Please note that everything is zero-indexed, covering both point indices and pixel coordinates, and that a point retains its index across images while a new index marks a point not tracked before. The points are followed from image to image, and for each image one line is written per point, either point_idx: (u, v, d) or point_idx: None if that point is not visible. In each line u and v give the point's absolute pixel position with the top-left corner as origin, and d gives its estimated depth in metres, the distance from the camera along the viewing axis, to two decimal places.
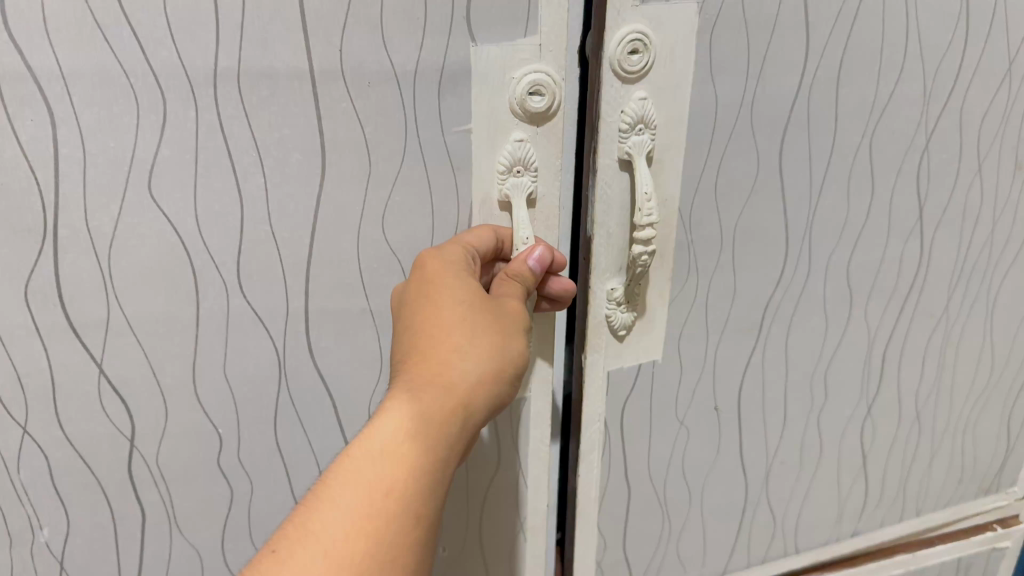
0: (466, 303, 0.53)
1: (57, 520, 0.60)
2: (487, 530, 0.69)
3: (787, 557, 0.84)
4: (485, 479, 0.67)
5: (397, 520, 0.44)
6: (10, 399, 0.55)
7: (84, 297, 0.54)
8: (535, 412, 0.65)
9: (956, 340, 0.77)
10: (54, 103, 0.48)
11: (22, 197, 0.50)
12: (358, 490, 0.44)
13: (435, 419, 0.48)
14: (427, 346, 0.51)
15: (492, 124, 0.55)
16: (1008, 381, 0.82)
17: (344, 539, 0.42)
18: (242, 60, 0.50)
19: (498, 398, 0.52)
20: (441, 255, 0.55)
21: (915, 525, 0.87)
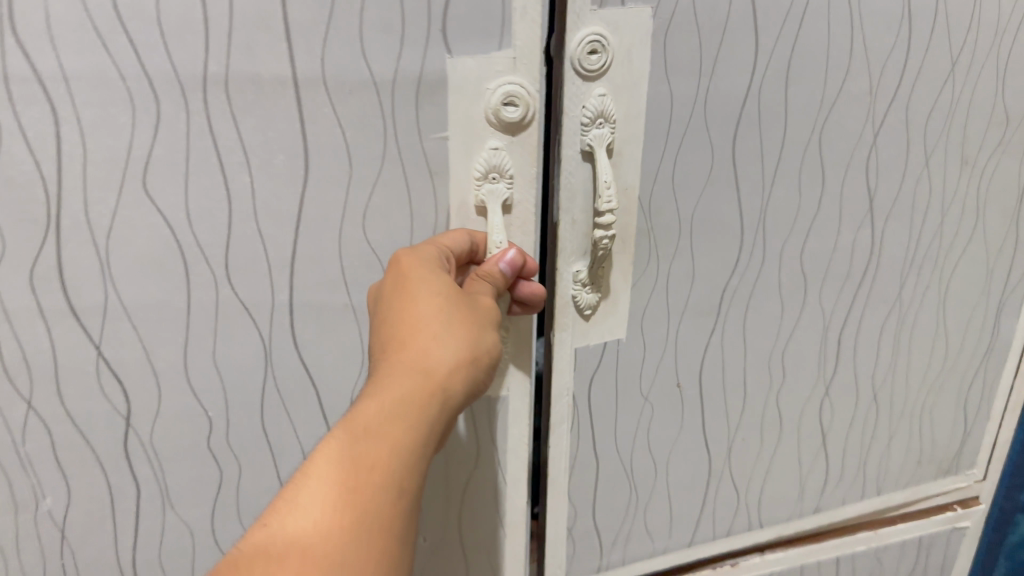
0: (443, 294, 0.55)
1: (58, 490, 0.64)
2: (468, 523, 0.71)
3: (752, 532, 0.84)
4: (465, 471, 0.69)
5: (383, 494, 0.46)
6: (17, 373, 0.59)
7: (84, 282, 0.58)
8: (514, 411, 0.67)
9: (910, 327, 0.79)
10: (57, 102, 0.53)
11: (27, 187, 0.54)
12: (346, 468, 0.46)
13: (415, 400, 0.50)
14: (406, 334, 0.53)
15: (468, 132, 0.57)
16: (964, 368, 0.84)
17: (335, 509, 0.44)
18: (229, 66, 0.54)
19: (477, 382, 0.54)
20: (416, 253, 0.57)
21: (879, 504, 0.89)
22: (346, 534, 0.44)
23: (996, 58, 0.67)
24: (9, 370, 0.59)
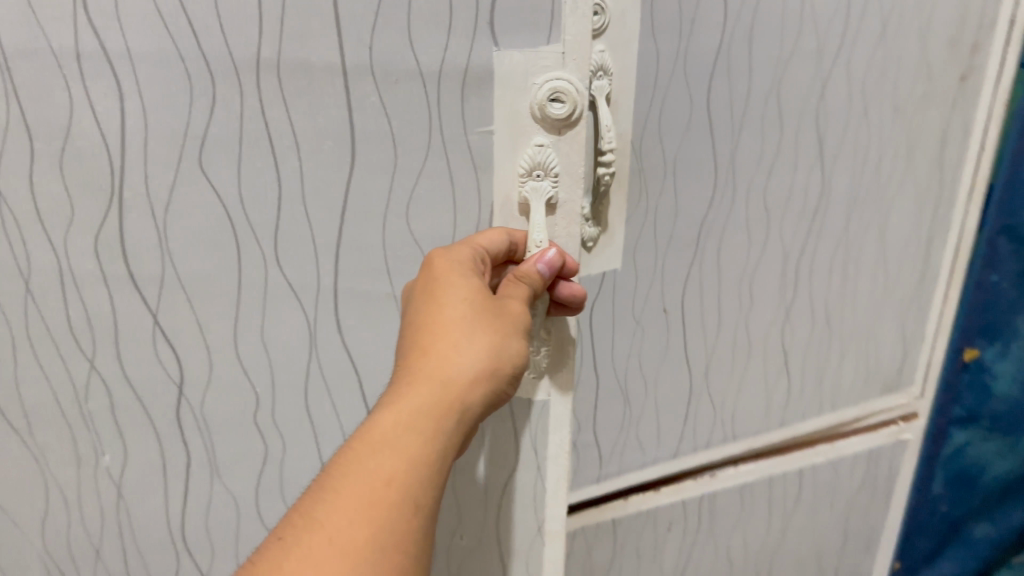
0: (470, 301, 0.54)
1: (115, 448, 0.67)
2: (506, 528, 0.68)
3: (727, 444, 0.87)
4: (504, 472, 0.66)
5: (397, 509, 0.44)
6: (81, 333, 0.63)
7: (144, 254, 0.61)
8: (556, 415, 0.64)
9: (857, 256, 0.85)
10: (122, 78, 0.56)
11: (93, 159, 0.58)
12: (363, 481, 0.45)
13: (434, 411, 0.48)
14: (429, 341, 0.52)
15: (514, 127, 0.56)
16: (897, 305, 0.91)
17: (351, 525, 0.43)
18: (282, 51, 0.55)
19: (501, 391, 0.52)
20: (448, 255, 0.56)
21: (837, 419, 0.94)
22: (360, 550, 0.42)
23: (920, 16, 0.75)
24: (75, 330, 0.63)
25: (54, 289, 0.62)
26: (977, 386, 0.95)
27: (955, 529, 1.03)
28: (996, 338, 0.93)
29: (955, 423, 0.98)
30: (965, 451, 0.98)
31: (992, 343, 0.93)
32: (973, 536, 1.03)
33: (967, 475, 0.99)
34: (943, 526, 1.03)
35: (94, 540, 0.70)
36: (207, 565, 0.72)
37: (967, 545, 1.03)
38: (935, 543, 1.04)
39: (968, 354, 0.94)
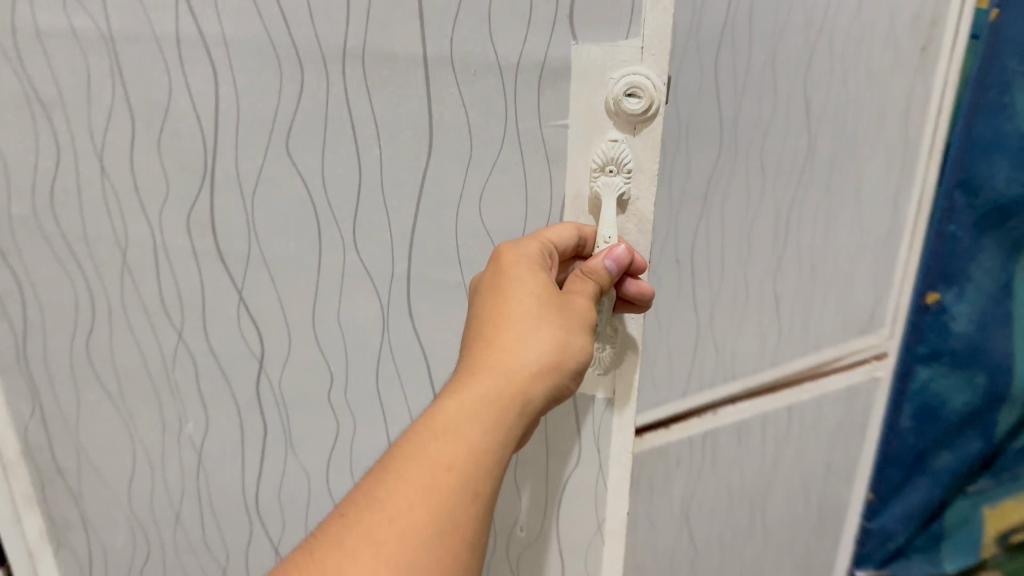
0: (537, 296, 0.53)
1: (198, 416, 0.70)
2: (565, 521, 0.68)
3: (723, 384, 0.75)
4: (563, 466, 0.66)
5: (457, 496, 0.43)
6: (172, 304, 0.67)
7: (232, 233, 0.64)
8: (619, 417, 0.63)
9: (833, 224, 0.71)
10: (218, 64, 0.59)
11: (190, 140, 0.62)
12: (423, 465, 0.44)
13: (496, 402, 0.47)
14: (494, 334, 0.51)
15: (589, 122, 0.56)
16: (871, 253, 0.73)
17: (410, 506, 0.42)
18: (367, 42, 0.57)
19: (564, 385, 0.51)
20: (517, 249, 0.55)
21: (819, 359, 0.77)
22: (417, 533, 0.41)
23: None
24: (167, 301, 0.67)
25: (150, 259, 0.66)
26: (934, 330, 0.76)
27: (923, 459, 0.82)
28: (954, 283, 0.74)
29: (918, 359, 0.78)
30: (928, 387, 0.79)
31: (952, 284, 0.74)
32: (936, 467, 0.82)
33: (930, 409, 0.79)
34: (912, 457, 0.82)
35: (175, 502, 0.74)
36: (277, 538, 0.74)
37: (935, 481, 0.82)
38: (903, 476, 0.84)
39: (929, 298, 0.75)
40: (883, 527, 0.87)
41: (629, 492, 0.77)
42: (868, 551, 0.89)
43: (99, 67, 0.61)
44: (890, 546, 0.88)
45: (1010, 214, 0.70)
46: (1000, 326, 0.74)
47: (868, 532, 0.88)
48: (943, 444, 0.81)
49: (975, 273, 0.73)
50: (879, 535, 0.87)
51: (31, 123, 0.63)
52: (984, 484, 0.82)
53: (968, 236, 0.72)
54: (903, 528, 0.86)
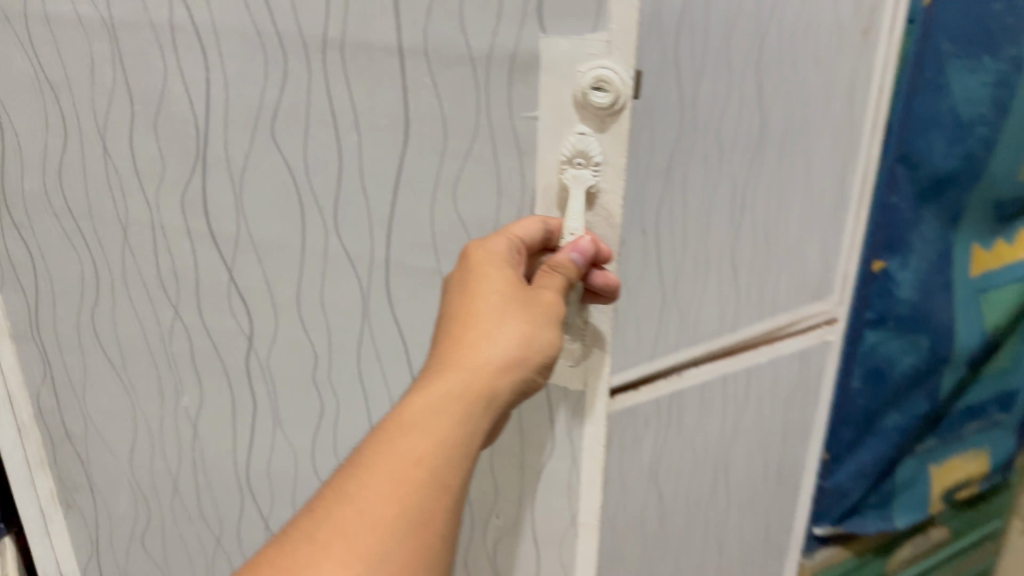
0: (505, 291, 0.52)
1: (193, 389, 0.73)
2: (540, 515, 0.67)
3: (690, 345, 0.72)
4: (539, 459, 0.65)
5: (422, 493, 0.44)
6: (168, 280, 0.70)
7: (221, 213, 0.67)
8: (595, 410, 0.61)
9: (786, 199, 0.73)
10: (208, 50, 0.63)
11: (183, 123, 0.66)
12: (389, 460, 0.44)
13: (461, 398, 0.47)
14: (461, 331, 0.51)
15: (558, 115, 0.56)
16: (821, 224, 0.77)
17: (378, 500, 0.43)
18: (347, 31, 0.58)
19: (533, 377, 0.51)
20: (486, 246, 0.55)
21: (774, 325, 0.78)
22: (386, 526, 0.42)
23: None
24: (165, 277, 0.70)
25: (149, 234, 0.70)
26: (882, 295, 0.84)
27: (872, 420, 0.90)
28: (898, 250, 0.83)
29: (867, 324, 0.86)
30: (875, 352, 0.87)
31: (896, 252, 0.83)
32: (886, 426, 0.90)
33: (879, 371, 0.87)
34: (862, 417, 0.89)
35: (173, 472, 0.77)
36: (268, 511, 0.76)
37: (885, 438, 0.91)
38: (856, 436, 0.91)
39: (875, 265, 0.84)
40: (838, 485, 0.93)
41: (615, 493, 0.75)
42: (825, 508, 0.95)
43: (102, 52, 0.65)
44: (845, 503, 0.94)
45: (942, 190, 0.80)
46: (938, 292, 0.84)
47: (825, 491, 0.94)
48: (889, 402, 0.89)
49: (916, 240, 0.82)
50: (835, 493, 0.93)
51: (44, 104, 0.68)
52: (926, 440, 0.94)
53: (908, 206, 0.80)
54: (857, 486, 0.93)
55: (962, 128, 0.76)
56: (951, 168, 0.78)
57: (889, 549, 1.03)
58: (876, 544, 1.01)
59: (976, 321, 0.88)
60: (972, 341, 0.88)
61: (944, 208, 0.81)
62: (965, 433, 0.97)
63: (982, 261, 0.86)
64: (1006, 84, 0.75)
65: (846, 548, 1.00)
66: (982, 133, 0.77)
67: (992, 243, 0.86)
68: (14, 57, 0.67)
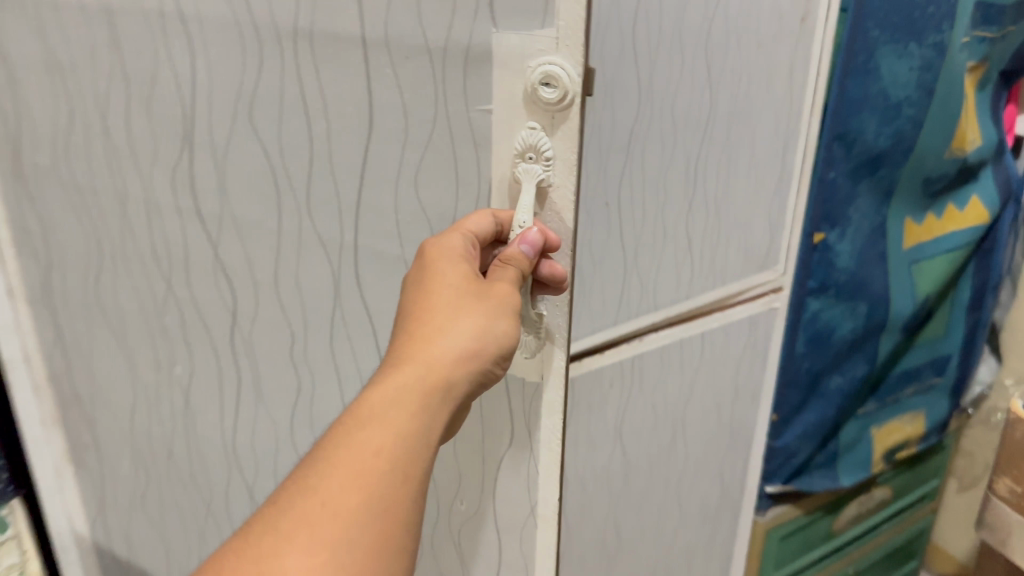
0: (462, 284, 0.52)
1: (185, 358, 0.78)
2: (499, 502, 0.68)
3: (649, 312, 0.76)
4: (499, 449, 0.67)
5: (387, 479, 0.43)
6: (163, 254, 0.75)
7: (207, 193, 0.71)
8: (547, 401, 0.63)
9: (733, 176, 0.77)
10: (194, 37, 0.67)
11: (172, 106, 0.70)
12: (348, 452, 0.43)
13: (422, 387, 0.47)
14: (419, 324, 0.51)
15: (509, 109, 0.58)
16: (767, 202, 0.82)
17: (341, 490, 0.42)
18: (315, 21, 0.61)
19: (487, 370, 0.51)
20: (443, 241, 0.55)
21: (726, 293, 0.83)
22: (350, 515, 0.41)
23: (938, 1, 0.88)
24: (159, 253, 0.76)
25: (143, 211, 0.75)
26: (822, 266, 0.97)
27: (817, 383, 1.04)
28: (837, 223, 0.96)
29: (809, 294, 0.98)
30: (817, 318, 0.99)
31: (834, 227, 0.95)
32: (830, 388, 1.06)
33: (821, 336, 1.01)
34: (808, 379, 1.03)
35: (169, 436, 0.83)
36: (252, 481, 0.81)
37: (830, 399, 1.07)
38: (801, 398, 1.04)
39: (816, 239, 0.95)
40: (786, 444, 1.05)
41: (580, 476, 0.78)
42: (776, 469, 1.07)
43: (101, 36, 0.70)
44: (793, 463, 1.07)
45: (878, 165, 0.95)
46: (876, 264, 1.01)
47: (775, 451, 1.06)
48: (834, 365, 1.05)
49: (853, 214, 0.97)
50: (784, 453, 1.06)
51: (50, 83, 0.73)
52: (867, 403, 1.12)
53: (845, 181, 0.93)
54: (804, 445, 1.07)
55: (892, 107, 0.92)
56: (883, 146, 0.94)
57: (838, 507, 1.19)
58: (827, 502, 1.17)
59: (911, 287, 1.06)
60: (907, 307, 1.07)
61: (879, 183, 0.97)
62: (902, 395, 1.16)
63: (917, 233, 1.04)
64: (928, 68, 0.92)
65: (796, 508, 1.13)
66: (909, 115, 0.94)
67: (923, 219, 1.04)
68: (26, 39, 0.72)
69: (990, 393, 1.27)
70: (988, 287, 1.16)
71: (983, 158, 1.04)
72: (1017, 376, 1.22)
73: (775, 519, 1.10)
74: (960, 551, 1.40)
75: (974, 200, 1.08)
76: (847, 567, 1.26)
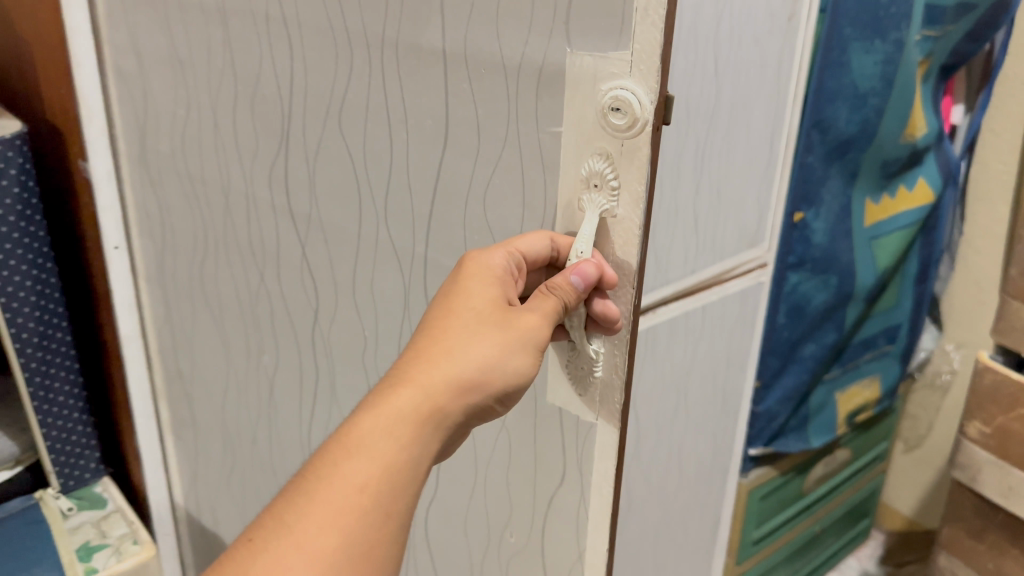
0: (480, 310, 0.48)
1: (270, 348, 0.82)
2: (548, 543, 0.63)
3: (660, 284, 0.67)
4: (550, 485, 0.61)
5: (367, 522, 0.40)
6: (262, 249, 0.79)
7: (298, 193, 0.73)
8: (601, 443, 0.55)
9: (728, 176, 0.69)
10: (294, 39, 0.68)
11: (274, 106, 0.72)
12: (330, 489, 0.40)
13: (416, 419, 0.43)
14: (426, 348, 0.47)
15: (578, 131, 0.53)
16: (755, 186, 0.73)
17: (317, 532, 0.39)
18: (400, 32, 0.61)
19: (490, 403, 0.47)
20: (477, 259, 0.51)
21: (720, 268, 0.73)
22: (322, 565, 0.38)
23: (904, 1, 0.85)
24: (259, 246, 0.79)
25: (243, 204, 0.79)
26: (802, 242, 0.91)
27: (795, 350, 0.99)
28: (814, 203, 0.90)
29: (790, 267, 0.92)
30: (797, 289, 0.94)
31: (812, 203, 0.90)
32: (804, 354, 1.00)
33: (799, 306, 0.95)
34: (787, 347, 0.97)
35: (255, 421, 0.87)
36: None
37: (802, 365, 1.01)
38: (780, 363, 0.98)
39: (796, 216, 0.89)
40: (769, 409, 1.00)
41: (641, 514, 0.75)
42: (757, 432, 1.02)
43: (216, 36, 0.74)
44: (774, 426, 1.02)
45: (846, 150, 0.90)
46: (842, 237, 0.95)
47: (759, 416, 1.00)
48: (810, 332, 0.99)
49: (825, 194, 0.91)
50: (767, 417, 1.00)
51: (172, 84, 0.82)
52: (833, 369, 1.07)
53: (821, 164, 0.88)
54: (784, 408, 1.02)
55: (859, 98, 0.87)
56: (852, 132, 0.89)
57: (806, 468, 1.17)
58: (795, 464, 1.13)
59: (872, 262, 1.01)
60: (868, 280, 1.01)
61: (845, 167, 0.92)
62: (860, 363, 1.11)
63: (874, 213, 0.98)
64: (890, 62, 0.87)
65: (773, 469, 1.09)
66: (874, 104, 0.89)
67: (880, 198, 0.99)
68: (157, 37, 0.80)
69: (933, 357, 1.31)
70: (932, 261, 1.13)
71: (928, 145, 1.01)
72: (958, 341, 1.27)
73: (757, 480, 1.06)
74: (907, 510, 1.44)
75: (922, 181, 1.04)
76: (813, 525, 1.26)
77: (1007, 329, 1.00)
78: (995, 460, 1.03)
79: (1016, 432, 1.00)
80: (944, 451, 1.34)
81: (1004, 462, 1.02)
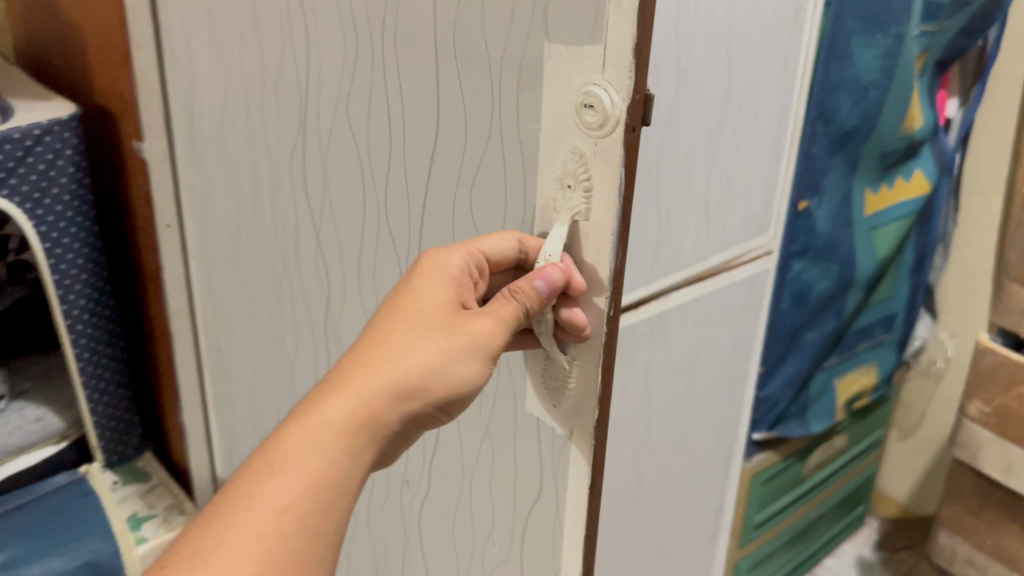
0: (427, 314, 0.49)
1: (292, 336, 0.85)
2: (530, 548, 0.63)
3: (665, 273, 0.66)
4: (531, 492, 0.61)
5: (292, 540, 0.39)
6: (285, 237, 0.81)
7: (314, 182, 0.74)
8: (574, 459, 0.55)
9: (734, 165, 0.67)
10: (310, 26, 0.68)
11: (292, 92, 0.73)
12: (253, 507, 0.40)
13: (349, 430, 0.44)
14: (367, 354, 0.47)
15: (556, 128, 0.51)
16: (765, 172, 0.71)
17: (238, 559, 0.38)
18: (396, 23, 0.60)
19: (429, 409, 0.48)
20: (433, 260, 0.52)
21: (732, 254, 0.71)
22: None
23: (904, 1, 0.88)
24: (281, 234, 0.81)
25: (267, 193, 0.81)
26: (805, 229, 0.94)
27: (796, 337, 1.02)
28: (817, 191, 0.93)
29: (793, 256, 0.95)
30: (798, 278, 0.97)
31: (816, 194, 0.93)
32: (806, 340, 1.03)
33: (801, 294, 0.98)
34: (789, 335, 1.00)
35: (280, 406, 0.90)
36: None
37: (805, 351, 1.04)
38: (783, 350, 1.01)
39: (801, 205, 0.92)
40: (772, 394, 1.04)
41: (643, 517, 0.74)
42: (761, 417, 1.06)
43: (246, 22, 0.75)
44: (775, 412, 1.05)
45: (847, 141, 0.93)
46: (844, 226, 0.99)
47: (760, 402, 1.04)
48: (809, 321, 1.02)
49: (828, 184, 0.94)
50: (769, 402, 1.04)
51: (211, 69, 0.84)
52: (830, 357, 1.10)
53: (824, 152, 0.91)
54: (785, 395, 1.05)
55: (861, 90, 0.90)
56: (853, 123, 0.92)
57: (806, 455, 1.20)
58: (795, 449, 1.17)
59: (872, 251, 1.04)
60: (868, 268, 1.04)
61: (846, 158, 0.95)
62: (858, 351, 1.14)
63: (873, 203, 1.01)
64: (891, 55, 0.90)
65: (773, 454, 1.13)
66: (876, 96, 0.92)
67: (879, 188, 1.01)
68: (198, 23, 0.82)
69: (928, 346, 1.35)
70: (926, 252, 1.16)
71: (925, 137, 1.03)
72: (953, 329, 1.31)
73: (761, 465, 1.10)
74: (902, 495, 1.47)
75: (918, 173, 1.06)
76: (812, 510, 1.28)
77: (1006, 311, 1.04)
78: (995, 439, 1.05)
79: (1015, 413, 1.02)
80: (943, 426, 1.37)
81: (1004, 441, 1.04)
